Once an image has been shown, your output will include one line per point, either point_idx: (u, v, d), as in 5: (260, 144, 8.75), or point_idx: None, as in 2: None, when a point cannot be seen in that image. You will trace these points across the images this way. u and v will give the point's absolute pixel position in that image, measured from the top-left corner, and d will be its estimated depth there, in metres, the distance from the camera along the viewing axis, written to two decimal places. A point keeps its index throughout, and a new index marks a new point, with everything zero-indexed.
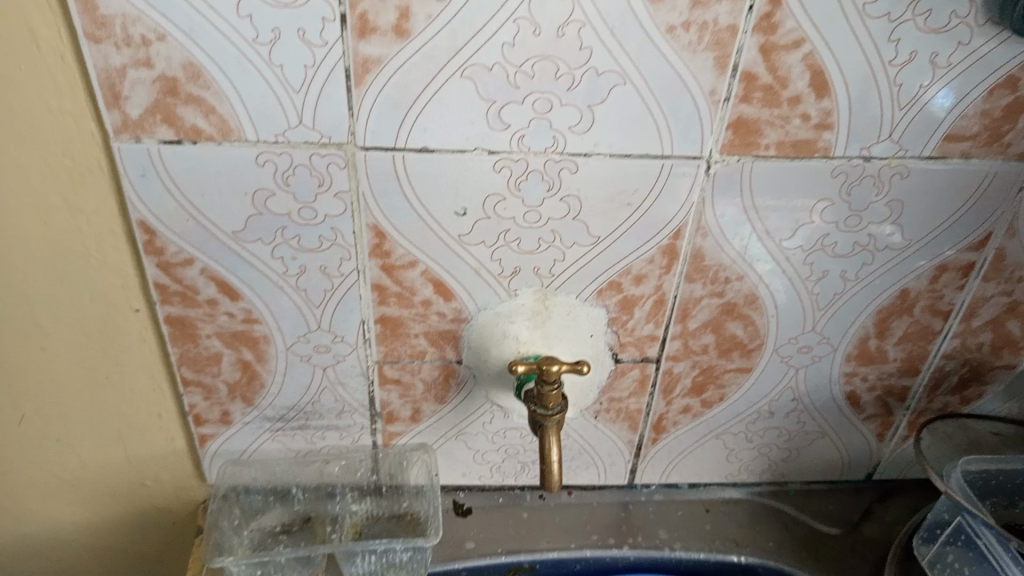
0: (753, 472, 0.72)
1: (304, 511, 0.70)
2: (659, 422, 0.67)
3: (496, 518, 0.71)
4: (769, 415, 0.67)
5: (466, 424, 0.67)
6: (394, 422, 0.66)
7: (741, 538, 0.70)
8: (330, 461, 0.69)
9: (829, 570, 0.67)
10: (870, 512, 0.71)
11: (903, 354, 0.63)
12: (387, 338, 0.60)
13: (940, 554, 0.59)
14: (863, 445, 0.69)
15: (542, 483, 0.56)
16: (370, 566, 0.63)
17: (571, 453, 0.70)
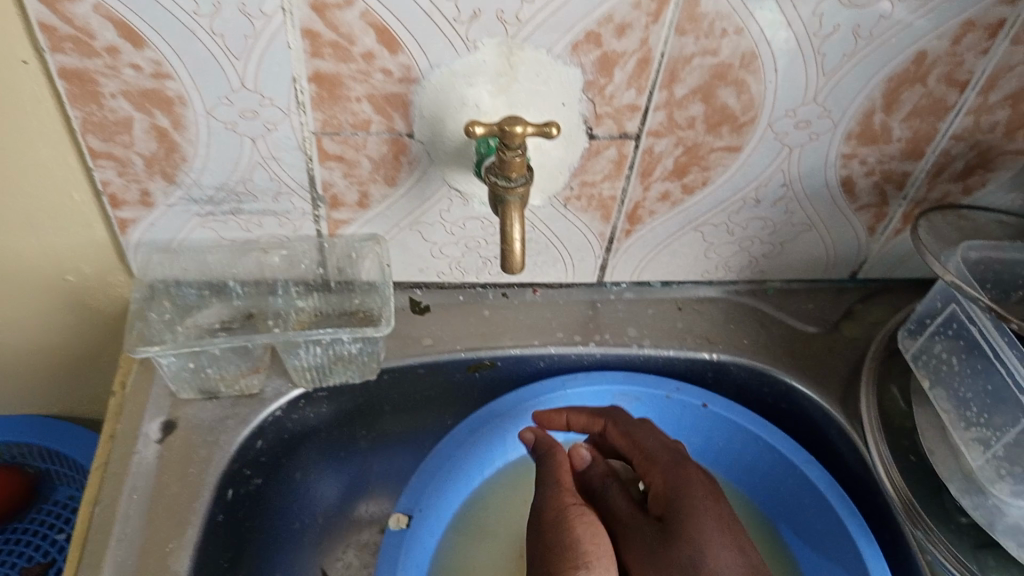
0: (731, 270, 0.67)
1: (245, 308, 0.65)
2: (634, 211, 0.60)
3: (456, 316, 0.66)
4: (754, 204, 0.61)
5: (422, 213, 0.59)
6: (340, 207, 0.59)
7: (714, 335, 0.67)
8: (269, 251, 0.62)
9: (803, 367, 0.65)
10: (852, 313, 0.68)
11: (909, 134, 0.56)
12: (324, 103, 0.51)
13: (925, 346, 0.57)
14: (852, 240, 0.64)
15: (503, 264, 0.50)
16: (317, 359, 0.58)
17: (536, 248, 0.64)
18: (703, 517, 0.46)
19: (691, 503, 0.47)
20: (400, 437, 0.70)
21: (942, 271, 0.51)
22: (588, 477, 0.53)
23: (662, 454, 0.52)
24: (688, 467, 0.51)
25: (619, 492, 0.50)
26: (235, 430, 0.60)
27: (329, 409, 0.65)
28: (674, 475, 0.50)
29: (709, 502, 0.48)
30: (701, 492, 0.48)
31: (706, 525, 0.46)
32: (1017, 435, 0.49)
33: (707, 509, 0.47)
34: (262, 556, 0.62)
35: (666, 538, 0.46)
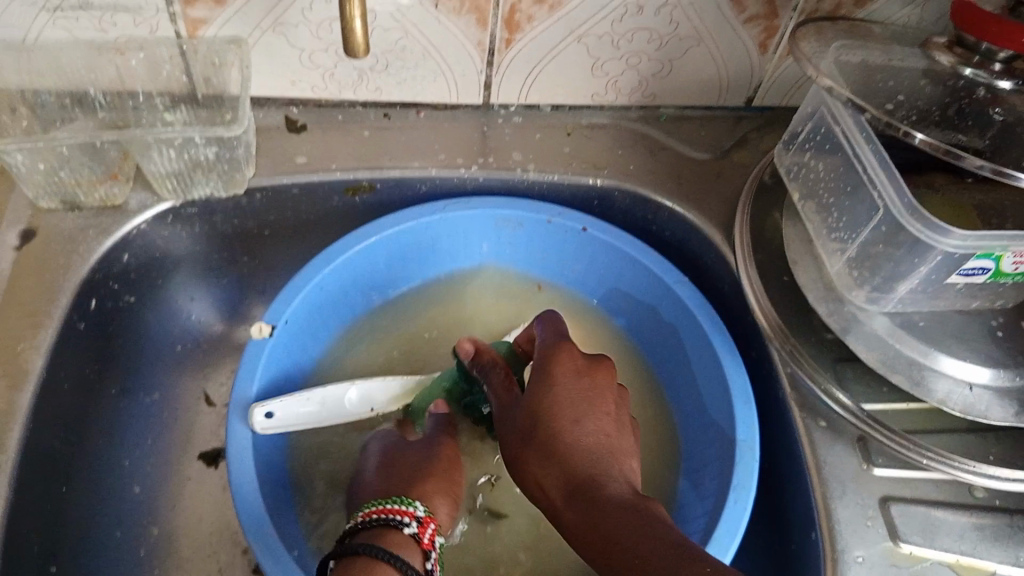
0: (622, 93, 0.65)
1: (111, 121, 0.61)
2: (510, 16, 0.57)
3: (334, 135, 0.64)
4: (637, 13, 0.57)
5: (284, 12, 0.56)
6: (193, 5, 0.56)
7: (600, 160, 0.65)
8: (126, 54, 0.58)
9: (687, 193, 0.63)
10: (745, 140, 0.67)
11: None
12: None
13: (799, 159, 0.56)
14: (743, 59, 0.62)
15: (345, 49, 0.47)
16: (174, 165, 0.56)
17: (413, 58, 0.60)
18: (568, 406, 0.48)
19: (558, 395, 0.48)
20: (283, 261, 0.69)
21: (814, 74, 0.49)
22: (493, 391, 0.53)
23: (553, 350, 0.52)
24: (563, 357, 0.51)
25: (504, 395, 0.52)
26: (96, 240, 0.58)
27: (201, 228, 0.63)
28: (543, 377, 0.50)
29: (570, 382, 0.49)
30: (563, 388, 0.49)
31: (564, 403, 0.48)
32: (869, 236, 0.48)
33: (573, 390, 0.49)
34: (132, 370, 0.62)
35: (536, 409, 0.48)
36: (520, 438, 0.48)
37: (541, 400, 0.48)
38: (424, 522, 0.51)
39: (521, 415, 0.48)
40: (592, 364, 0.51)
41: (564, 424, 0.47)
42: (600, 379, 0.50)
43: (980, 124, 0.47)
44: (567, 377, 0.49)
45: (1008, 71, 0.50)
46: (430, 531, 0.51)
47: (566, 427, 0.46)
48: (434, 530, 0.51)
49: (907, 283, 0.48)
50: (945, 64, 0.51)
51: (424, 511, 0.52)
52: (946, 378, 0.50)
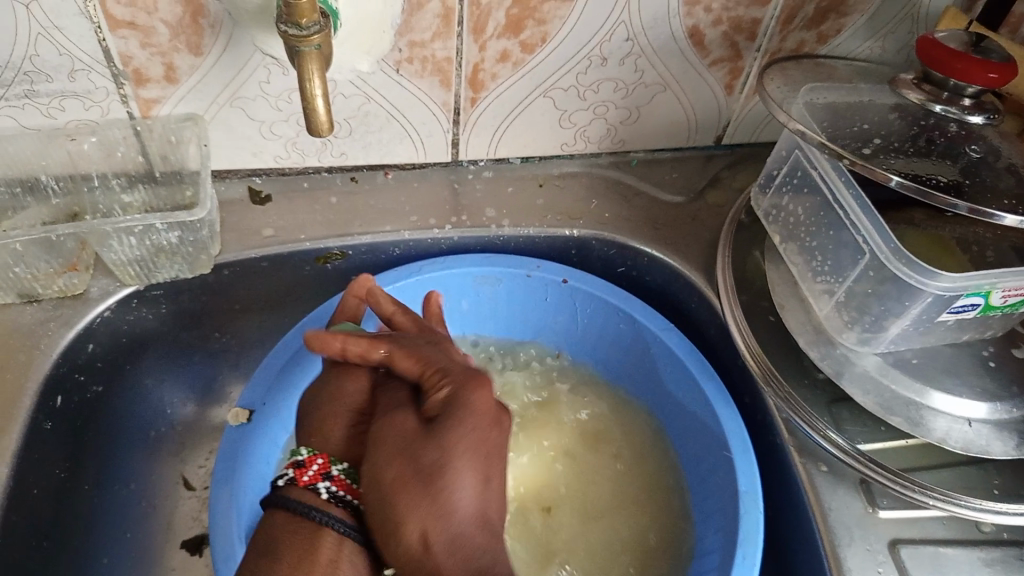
0: (591, 141, 0.64)
1: (66, 207, 0.59)
2: (474, 75, 0.56)
3: (301, 204, 0.62)
4: (602, 64, 0.57)
5: (241, 86, 0.55)
6: (146, 84, 0.54)
7: (575, 210, 0.64)
8: (78, 139, 0.56)
9: (665, 238, 0.62)
10: (718, 180, 0.66)
11: None
12: None
13: (776, 202, 0.56)
14: (710, 100, 0.62)
15: (308, 126, 0.46)
16: (136, 251, 0.55)
17: (378, 123, 0.59)
18: (445, 493, 0.38)
19: (468, 532, 0.38)
20: (257, 335, 0.67)
21: (786, 120, 0.49)
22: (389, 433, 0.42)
23: (442, 388, 0.42)
24: (466, 468, 0.39)
25: (385, 476, 0.40)
26: (57, 334, 0.55)
27: (169, 310, 0.61)
28: (442, 495, 0.38)
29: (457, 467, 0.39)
30: (470, 516, 0.38)
31: (440, 496, 0.38)
32: (857, 279, 0.49)
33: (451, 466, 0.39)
34: (105, 463, 0.59)
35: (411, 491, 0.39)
36: (402, 503, 0.39)
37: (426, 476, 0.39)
38: (301, 463, 0.44)
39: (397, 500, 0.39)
40: (493, 461, 0.40)
41: (469, 555, 0.37)
42: (494, 464, 0.40)
43: (959, 162, 0.47)
44: (472, 498, 0.39)
45: (977, 105, 0.50)
46: (318, 462, 0.44)
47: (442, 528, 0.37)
48: (326, 458, 0.44)
49: (899, 322, 0.48)
50: (914, 101, 0.51)
51: (306, 452, 0.45)
52: (942, 416, 0.50)
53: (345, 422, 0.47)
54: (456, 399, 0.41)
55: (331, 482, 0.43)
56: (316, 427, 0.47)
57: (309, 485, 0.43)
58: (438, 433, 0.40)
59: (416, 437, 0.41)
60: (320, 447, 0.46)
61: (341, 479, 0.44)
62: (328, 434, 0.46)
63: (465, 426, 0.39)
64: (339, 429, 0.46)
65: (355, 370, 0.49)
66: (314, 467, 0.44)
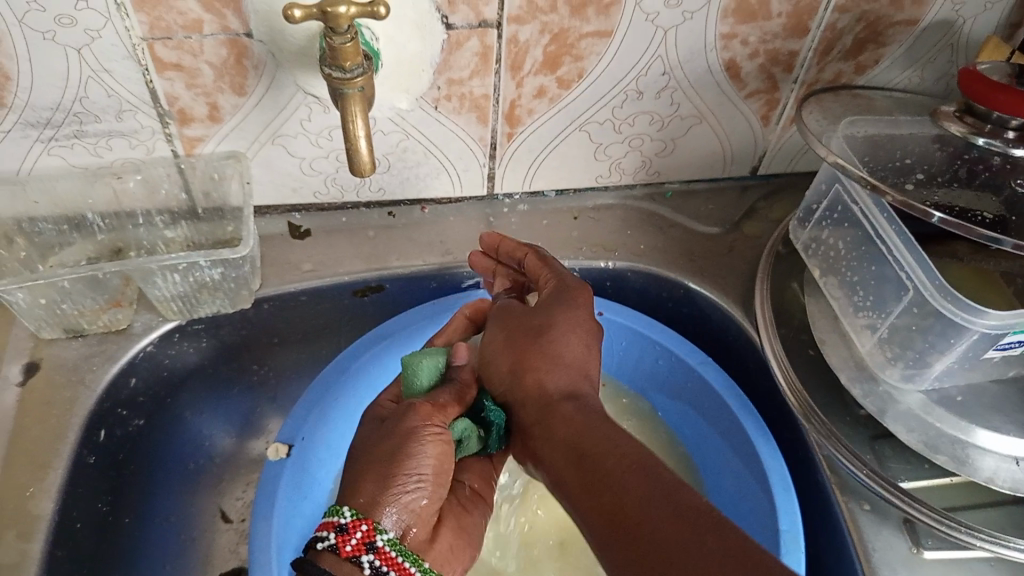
0: (626, 173, 0.65)
1: (111, 243, 0.60)
2: (511, 111, 0.56)
3: (339, 238, 0.63)
4: (637, 97, 0.57)
5: (282, 124, 0.55)
6: (190, 123, 0.55)
7: (611, 242, 0.64)
8: (123, 177, 0.57)
9: (701, 270, 0.62)
10: (754, 211, 0.66)
11: (789, 8, 0.53)
12: (145, 3, 0.47)
13: (816, 235, 0.56)
14: (746, 132, 0.62)
15: (351, 167, 0.46)
16: (179, 287, 0.56)
17: (415, 158, 0.59)
18: (548, 337, 0.47)
19: (573, 384, 0.46)
20: (295, 367, 0.67)
21: (825, 155, 0.49)
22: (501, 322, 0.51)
23: (547, 287, 0.51)
24: (571, 334, 0.48)
25: (501, 339, 0.49)
26: (102, 369, 0.56)
27: (209, 344, 0.61)
28: (551, 348, 0.47)
29: (564, 328, 0.48)
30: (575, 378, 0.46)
31: (549, 342, 0.47)
32: (900, 316, 0.48)
33: (556, 330, 0.47)
34: (149, 497, 0.59)
35: (525, 347, 0.47)
36: (518, 357, 0.47)
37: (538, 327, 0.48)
38: (345, 528, 0.39)
39: (517, 359, 0.47)
40: (591, 336, 0.48)
41: (578, 398, 0.44)
42: (593, 349, 0.48)
43: (1004, 195, 0.46)
44: (575, 356, 0.47)
45: (1023, 138, 0.49)
46: (364, 529, 0.40)
47: (553, 368, 0.46)
48: (372, 526, 0.40)
49: (945, 359, 0.47)
50: (956, 133, 0.51)
51: (350, 514, 0.40)
52: (991, 454, 0.49)
53: (412, 486, 0.42)
54: (559, 292, 0.50)
55: (375, 556, 0.39)
56: (371, 491, 0.42)
57: (351, 556, 0.39)
58: (551, 305, 0.49)
59: (528, 317, 0.50)
60: (368, 510, 0.41)
61: (387, 551, 0.39)
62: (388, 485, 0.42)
63: (577, 307, 0.49)
64: (402, 491, 0.42)
65: (434, 436, 0.44)
66: (361, 534, 0.39)
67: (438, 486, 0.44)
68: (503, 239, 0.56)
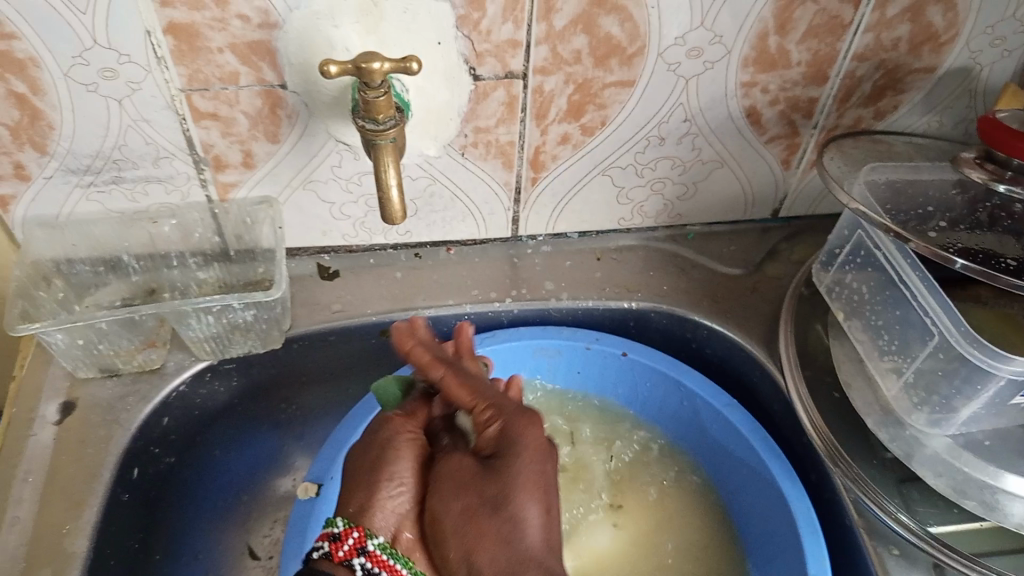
0: (648, 216, 0.66)
1: (145, 284, 0.62)
2: (535, 157, 0.58)
3: (367, 280, 0.64)
4: (659, 143, 0.58)
5: (314, 170, 0.57)
6: (225, 169, 0.57)
7: (634, 283, 0.65)
8: (159, 221, 0.59)
9: (724, 311, 0.63)
10: (776, 252, 0.67)
11: (809, 57, 0.54)
12: (185, 57, 0.49)
13: (839, 279, 0.56)
14: (767, 175, 0.63)
15: (382, 214, 0.48)
16: (211, 329, 0.57)
17: (442, 202, 0.61)
18: (506, 509, 0.39)
19: (538, 560, 0.38)
20: (322, 406, 0.68)
21: (845, 201, 0.50)
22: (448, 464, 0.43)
23: (484, 416, 0.43)
24: (530, 498, 0.40)
25: (449, 485, 0.42)
26: (135, 408, 0.57)
27: (238, 383, 0.63)
28: (512, 522, 0.39)
29: (526, 494, 0.40)
30: (540, 548, 0.39)
31: (505, 519, 0.39)
32: (926, 360, 0.48)
33: (511, 476, 0.40)
34: (179, 534, 0.60)
35: (478, 494, 0.40)
36: (474, 505, 0.40)
37: (496, 490, 0.40)
38: (338, 535, 0.41)
39: (465, 508, 0.40)
40: (545, 485, 0.41)
41: (538, 559, 0.38)
42: (551, 496, 0.41)
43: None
44: (539, 528, 0.39)
45: None
46: (355, 535, 0.42)
47: (518, 526, 0.39)
48: (362, 531, 0.42)
49: (971, 405, 0.47)
50: (978, 180, 0.51)
51: (342, 523, 0.42)
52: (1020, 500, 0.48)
53: (395, 488, 0.44)
54: (508, 433, 0.42)
55: (366, 559, 0.41)
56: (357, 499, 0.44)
57: (342, 561, 0.41)
58: (497, 472, 0.40)
59: (476, 473, 0.41)
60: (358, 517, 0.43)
61: (377, 555, 0.42)
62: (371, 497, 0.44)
63: (523, 459, 0.40)
64: (386, 496, 0.44)
65: (409, 440, 0.46)
66: (350, 540, 0.42)
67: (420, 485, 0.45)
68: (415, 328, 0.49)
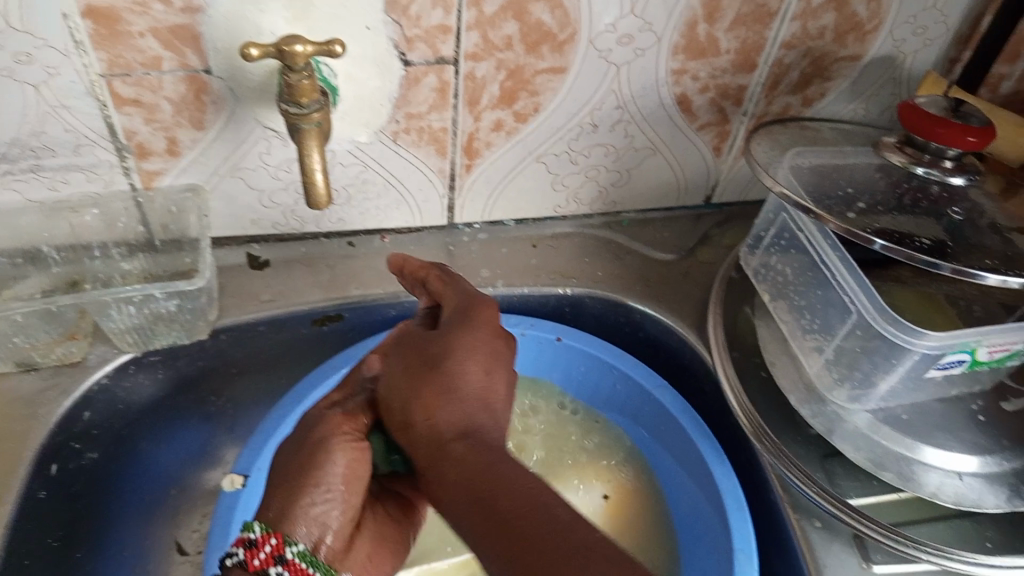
0: (583, 202, 0.66)
1: (67, 275, 0.59)
2: (469, 144, 0.57)
3: (298, 269, 0.63)
4: (592, 130, 0.59)
5: (241, 158, 0.56)
6: (149, 157, 0.55)
7: (569, 269, 0.65)
8: (80, 210, 0.57)
9: (657, 296, 0.64)
10: (707, 238, 0.68)
11: (737, 45, 0.55)
12: (104, 40, 0.47)
13: (765, 262, 0.58)
14: (698, 163, 0.64)
15: (308, 201, 0.47)
16: (133, 320, 0.56)
17: (375, 190, 0.60)
18: (448, 364, 0.42)
19: (472, 403, 0.41)
20: (253, 397, 0.67)
21: (772, 185, 0.51)
22: (405, 347, 0.46)
23: (446, 310, 0.48)
24: (470, 357, 0.43)
25: (397, 374, 0.44)
26: (56, 403, 0.55)
27: (166, 375, 0.61)
28: (450, 373, 0.42)
29: (472, 355, 0.43)
30: (475, 393, 0.42)
31: (452, 378, 0.42)
32: (846, 338, 0.50)
33: (455, 344, 0.44)
34: (102, 532, 0.58)
35: (428, 367, 0.43)
36: (418, 359, 0.44)
37: (444, 347, 0.44)
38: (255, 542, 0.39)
39: (411, 370, 0.43)
40: (495, 363, 0.44)
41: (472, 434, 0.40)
42: (496, 366, 0.44)
43: (943, 223, 0.49)
44: (480, 384, 0.42)
45: (958, 167, 0.52)
46: (273, 543, 0.39)
47: (468, 373, 0.42)
48: (281, 538, 0.40)
49: (888, 378, 0.49)
50: (898, 162, 0.53)
51: (260, 529, 0.40)
52: (934, 470, 0.51)
53: (323, 495, 0.42)
54: (466, 314, 0.46)
55: (283, 568, 0.39)
56: (278, 502, 0.41)
57: (258, 570, 0.38)
58: (443, 332, 0.45)
59: (423, 343, 0.45)
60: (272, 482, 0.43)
61: (296, 563, 0.39)
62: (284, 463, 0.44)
63: (475, 329, 0.45)
64: (310, 504, 0.41)
65: (345, 443, 0.43)
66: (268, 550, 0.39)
67: (349, 494, 0.43)
68: (407, 259, 0.52)
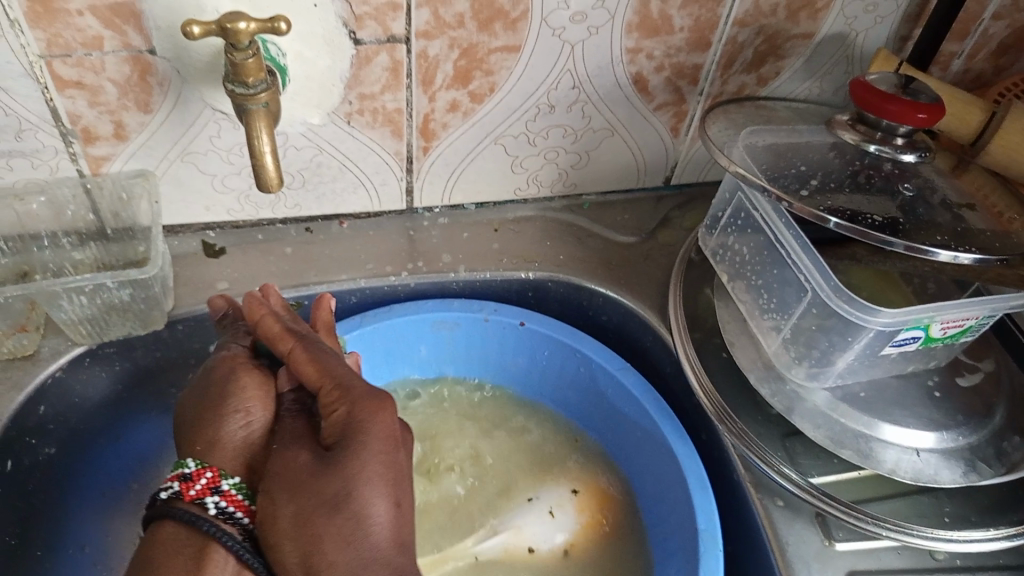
0: (543, 185, 0.66)
1: (16, 266, 0.57)
2: (425, 125, 0.57)
3: (254, 256, 0.62)
4: (550, 111, 0.58)
5: (191, 142, 0.55)
6: (95, 142, 0.54)
7: (531, 253, 0.65)
8: (26, 198, 0.55)
9: (619, 278, 0.63)
10: (668, 220, 0.68)
11: (690, 23, 0.55)
12: (41, 19, 0.46)
13: (723, 242, 0.57)
14: (657, 144, 0.64)
15: (259, 184, 0.47)
16: (86, 310, 0.54)
17: (330, 173, 0.59)
18: (346, 504, 0.37)
19: (380, 555, 0.36)
20: None
21: (726, 164, 0.51)
22: (292, 469, 0.39)
23: (331, 399, 0.41)
24: (376, 492, 0.37)
25: (287, 522, 0.37)
26: (7, 396, 0.54)
27: (121, 367, 0.60)
28: (355, 520, 0.36)
29: (375, 484, 0.38)
30: (385, 540, 0.37)
31: (351, 522, 0.36)
32: (801, 315, 0.50)
33: (351, 470, 0.37)
34: (61, 528, 0.57)
35: (320, 503, 0.37)
36: (314, 501, 0.37)
37: (335, 482, 0.37)
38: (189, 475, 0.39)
39: (303, 520, 0.37)
40: (397, 483, 0.39)
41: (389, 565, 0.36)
42: (402, 486, 0.39)
43: (896, 200, 0.49)
44: (385, 523, 0.37)
45: (909, 144, 0.52)
46: (208, 475, 0.40)
47: (368, 509, 0.37)
48: (216, 471, 0.40)
49: (844, 356, 0.49)
50: (850, 141, 0.53)
51: (194, 464, 0.40)
52: (892, 446, 0.51)
53: (237, 418, 0.43)
54: (357, 420, 0.39)
55: (219, 497, 0.39)
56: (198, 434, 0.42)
57: (194, 499, 0.39)
58: (334, 465, 0.38)
59: (309, 470, 0.38)
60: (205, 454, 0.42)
61: (231, 493, 0.40)
62: (220, 439, 0.42)
63: (369, 451, 0.38)
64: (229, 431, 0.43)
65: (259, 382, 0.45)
66: (202, 482, 0.40)
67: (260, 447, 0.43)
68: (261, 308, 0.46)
